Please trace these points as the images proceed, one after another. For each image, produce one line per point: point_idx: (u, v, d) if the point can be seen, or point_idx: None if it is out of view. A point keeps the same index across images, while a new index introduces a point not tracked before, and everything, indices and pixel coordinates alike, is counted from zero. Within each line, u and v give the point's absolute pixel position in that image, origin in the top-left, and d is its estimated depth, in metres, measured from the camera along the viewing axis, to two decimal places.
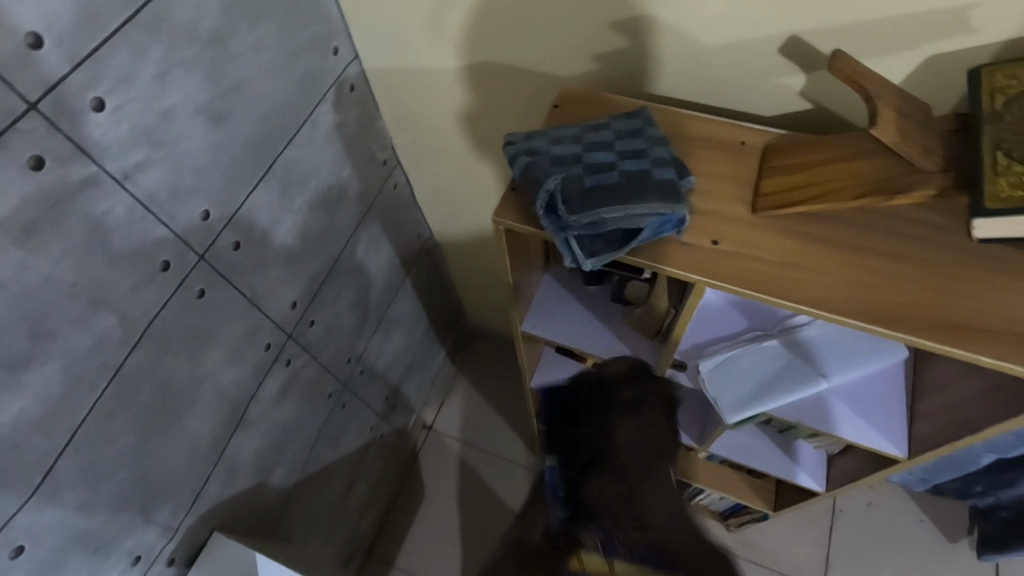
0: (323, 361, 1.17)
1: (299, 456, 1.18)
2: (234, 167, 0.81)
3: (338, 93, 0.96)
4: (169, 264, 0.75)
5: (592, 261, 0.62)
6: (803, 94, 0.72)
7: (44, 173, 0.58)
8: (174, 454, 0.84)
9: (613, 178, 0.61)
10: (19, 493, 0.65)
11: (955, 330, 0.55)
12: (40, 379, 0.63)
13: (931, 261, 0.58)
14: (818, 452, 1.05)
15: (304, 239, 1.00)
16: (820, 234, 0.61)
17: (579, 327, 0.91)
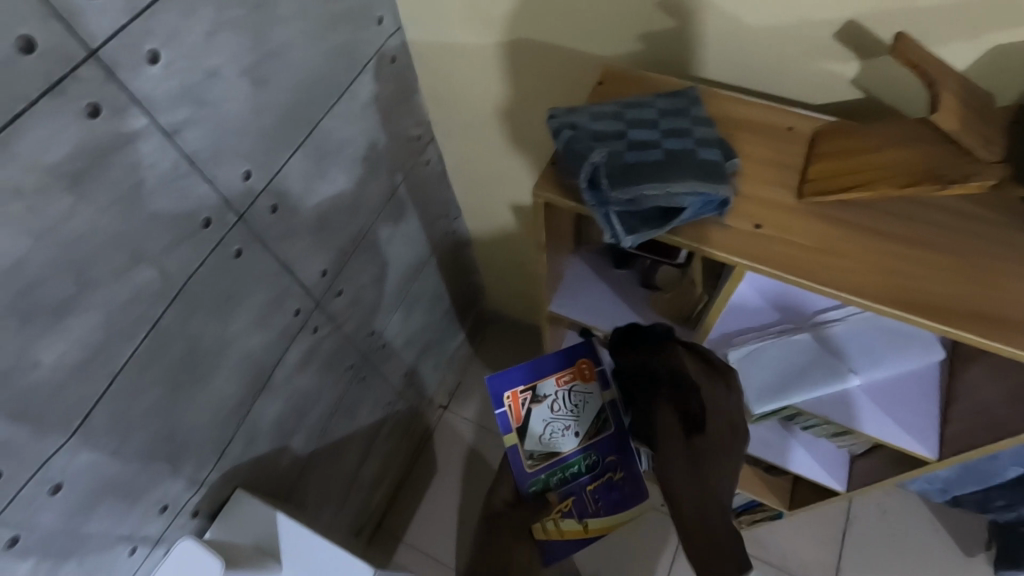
0: (346, 332, 1.18)
1: (318, 424, 1.20)
2: (274, 131, 0.81)
3: (378, 64, 0.97)
4: (209, 222, 0.76)
5: (631, 238, 0.61)
6: (853, 82, 0.70)
7: (97, 121, 0.59)
8: (204, 409, 0.86)
9: (657, 156, 0.61)
10: (59, 434, 0.66)
11: (1007, 325, 0.53)
12: (83, 325, 0.65)
13: (981, 255, 0.56)
14: (838, 451, 1.03)
15: (336, 210, 1.01)
16: (869, 223, 0.59)
17: (605, 310, 0.91)
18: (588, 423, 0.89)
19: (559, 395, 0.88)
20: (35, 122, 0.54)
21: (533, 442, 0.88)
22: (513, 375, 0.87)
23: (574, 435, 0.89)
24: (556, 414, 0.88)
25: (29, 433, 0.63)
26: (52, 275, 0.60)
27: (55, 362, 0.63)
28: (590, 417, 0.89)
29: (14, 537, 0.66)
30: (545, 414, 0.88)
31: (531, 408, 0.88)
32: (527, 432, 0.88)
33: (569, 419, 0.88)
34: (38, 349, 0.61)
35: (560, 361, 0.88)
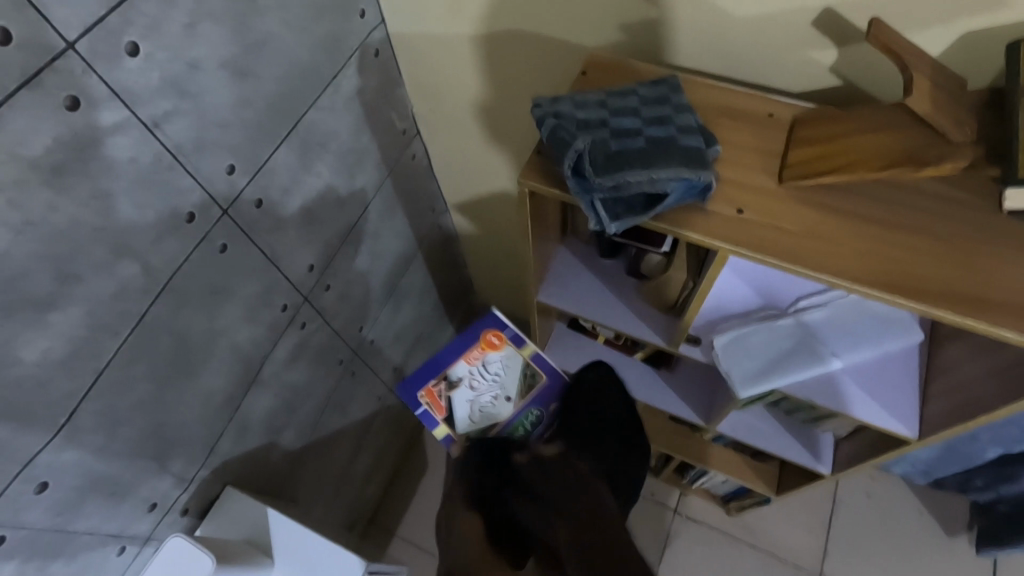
0: (335, 327, 1.18)
1: (309, 420, 1.19)
2: (258, 124, 0.81)
3: (361, 57, 0.97)
4: (192, 216, 0.75)
5: (616, 225, 0.62)
6: (832, 69, 0.71)
7: (76, 114, 0.59)
8: (191, 405, 0.86)
9: (639, 143, 0.61)
10: (44, 431, 0.66)
11: (983, 304, 0.54)
12: (67, 320, 0.64)
13: (960, 235, 0.57)
14: (824, 434, 1.05)
15: (323, 204, 1.01)
16: (851, 206, 0.61)
17: (593, 299, 0.92)
18: (515, 386, 0.96)
19: (472, 374, 0.95)
20: (12, 115, 0.54)
21: (466, 426, 0.95)
22: (416, 378, 0.94)
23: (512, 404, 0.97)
24: (478, 390, 0.95)
25: (13, 430, 0.63)
26: (33, 270, 0.60)
27: (38, 358, 0.63)
28: (515, 379, 0.96)
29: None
30: (468, 395, 0.95)
31: (450, 398, 0.95)
32: (455, 420, 0.94)
33: (494, 390, 0.96)
34: (22, 345, 0.61)
35: (467, 342, 0.96)
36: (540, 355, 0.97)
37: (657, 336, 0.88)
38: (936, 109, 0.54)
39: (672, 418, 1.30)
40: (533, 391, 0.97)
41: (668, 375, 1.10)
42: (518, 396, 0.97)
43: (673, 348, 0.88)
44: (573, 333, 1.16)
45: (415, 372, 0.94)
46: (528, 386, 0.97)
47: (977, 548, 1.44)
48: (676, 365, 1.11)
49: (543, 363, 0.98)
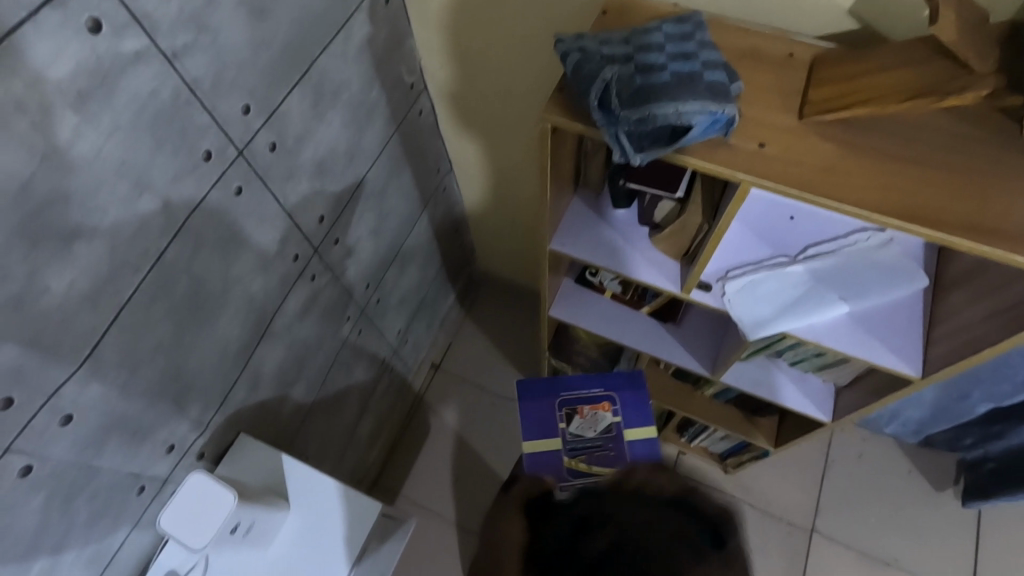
0: (344, 283, 1.19)
1: (318, 375, 1.20)
2: (274, 65, 0.80)
3: (373, 4, 0.95)
4: (209, 156, 0.75)
5: (640, 158, 0.63)
6: (851, 12, 0.71)
7: (99, 39, 0.58)
8: (208, 351, 0.86)
9: (664, 78, 0.62)
10: (69, 363, 0.66)
11: (995, 232, 0.56)
12: (90, 253, 0.64)
13: (975, 167, 0.59)
14: (825, 385, 1.08)
15: (334, 155, 1.01)
16: (870, 141, 0.62)
17: (605, 248, 0.93)
18: (603, 424, 1.08)
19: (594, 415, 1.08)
20: (36, 35, 0.53)
21: (574, 451, 1.06)
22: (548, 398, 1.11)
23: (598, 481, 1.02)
24: (590, 445, 1.07)
25: (40, 360, 0.63)
26: (59, 199, 0.59)
27: (64, 290, 0.63)
28: (604, 421, 1.09)
29: (27, 467, 0.66)
30: (584, 440, 1.07)
31: (575, 430, 1.08)
32: (564, 443, 1.07)
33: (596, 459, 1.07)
34: (48, 275, 0.61)
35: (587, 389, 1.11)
36: None
37: (669, 283, 0.90)
38: (958, 39, 0.55)
39: (675, 377, 1.33)
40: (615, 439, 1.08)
41: (675, 329, 1.13)
42: (604, 431, 1.07)
43: (685, 295, 0.90)
44: (580, 289, 1.17)
45: (541, 396, 1.10)
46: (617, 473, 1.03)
47: (964, 503, 1.50)
48: (681, 320, 1.14)
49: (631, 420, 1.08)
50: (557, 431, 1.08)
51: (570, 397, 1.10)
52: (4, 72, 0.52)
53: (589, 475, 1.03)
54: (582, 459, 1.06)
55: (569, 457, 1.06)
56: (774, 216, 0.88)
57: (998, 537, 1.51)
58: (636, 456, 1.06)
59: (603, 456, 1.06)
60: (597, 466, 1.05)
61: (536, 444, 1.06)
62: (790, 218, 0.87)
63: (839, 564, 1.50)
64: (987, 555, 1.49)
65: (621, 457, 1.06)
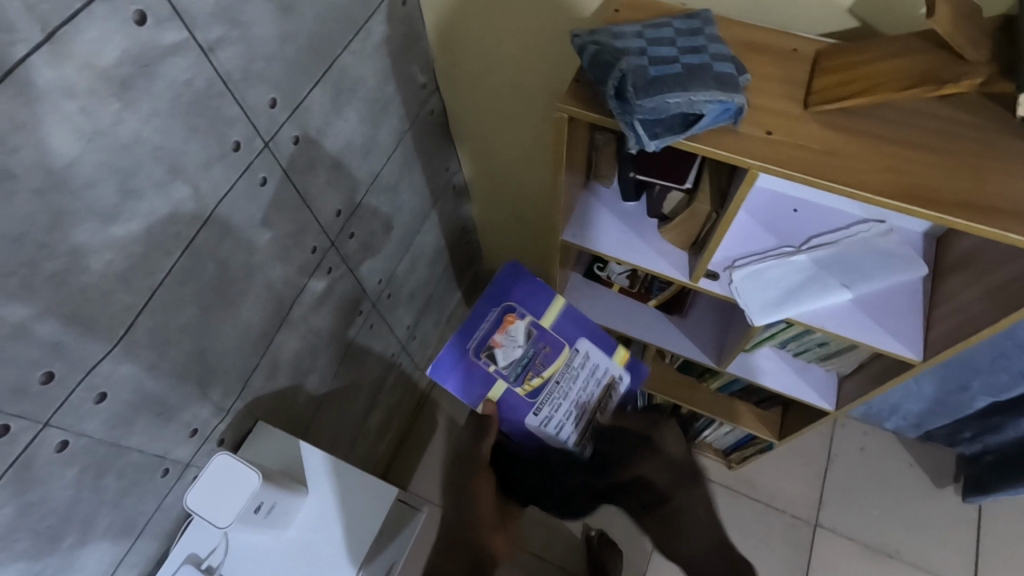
0: (357, 276, 1.22)
1: (331, 366, 1.23)
2: (298, 60, 0.84)
3: (391, 6, 0.99)
4: (238, 146, 0.78)
5: (654, 145, 0.66)
6: (851, 10, 0.75)
7: (143, 30, 0.61)
8: (231, 335, 0.89)
9: (676, 69, 0.65)
10: (105, 341, 0.69)
11: (990, 211, 0.59)
12: (128, 234, 0.67)
13: (972, 151, 0.62)
14: (828, 374, 1.11)
15: (351, 150, 1.04)
16: (872, 127, 0.65)
17: (614, 239, 0.96)
18: (518, 336, 0.97)
19: (506, 346, 0.96)
20: (86, 25, 0.56)
21: (520, 377, 0.96)
22: (453, 370, 0.94)
23: (555, 382, 0.98)
24: (523, 362, 0.97)
25: (79, 337, 0.66)
26: (101, 181, 0.62)
27: (102, 269, 0.66)
28: (520, 339, 0.97)
29: (63, 442, 0.69)
30: (517, 362, 0.96)
31: (505, 362, 0.96)
32: (505, 380, 0.96)
33: (586, 404, 0.99)
34: (87, 253, 0.64)
35: (480, 319, 0.96)
36: (572, 341, 0.99)
37: (677, 272, 0.93)
38: (952, 29, 0.58)
39: (679, 371, 1.36)
40: (539, 337, 0.98)
41: (681, 321, 1.16)
42: (525, 340, 0.97)
43: (692, 284, 0.92)
44: (587, 283, 1.20)
45: (443, 364, 0.93)
46: (564, 362, 0.99)
47: (964, 496, 1.52)
48: (686, 312, 1.17)
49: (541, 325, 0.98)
50: (498, 374, 0.95)
51: (479, 335, 0.95)
52: (57, 58, 0.55)
53: (546, 383, 0.97)
54: (531, 375, 0.97)
55: (521, 385, 0.96)
56: (776, 208, 0.92)
57: (999, 530, 1.53)
58: (569, 334, 0.99)
59: (548, 348, 0.98)
60: (547, 368, 0.98)
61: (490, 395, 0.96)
62: (793, 211, 0.91)
63: (843, 557, 1.52)
64: (990, 548, 1.51)
65: (558, 344, 0.98)
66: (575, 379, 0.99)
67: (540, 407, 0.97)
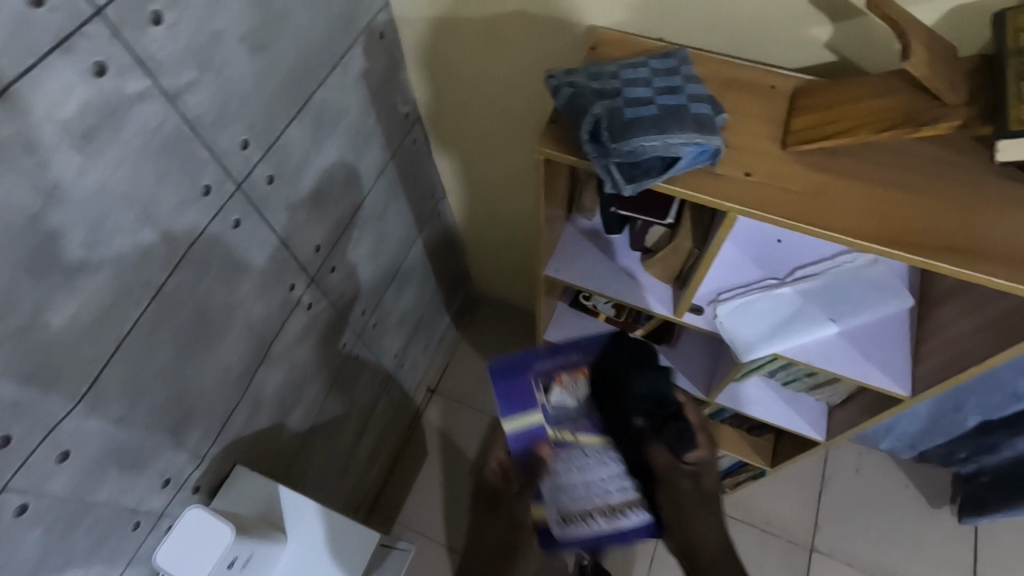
0: (340, 309, 1.19)
1: (314, 402, 1.20)
2: (273, 99, 0.82)
3: (369, 39, 0.98)
4: (210, 189, 0.76)
5: (631, 188, 0.65)
6: (829, 46, 0.75)
7: (105, 80, 0.59)
8: (207, 379, 0.86)
9: (653, 110, 0.64)
10: (68, 398, 0.66)
11: (976, 254, 0.58)
12: (92, 287, 0.65)
13: (957, 192, 0.61)
14: (818, 404, 1.10)
15: (333, 183, 1.03)
16: (855, 168, 0.64)
17: (598, 274, 0.95)
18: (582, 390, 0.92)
19: (563, 391, 0.91)
20: (43, 77, 0.54)
21: (561, 422, 0.91)
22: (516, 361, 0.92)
23: (583, 452, 0.91)
24: (571, 416, 0.92)
25: (37, 396, 0.63)
26: (61, 235, 0.60)
27: (64, 324, 0.63)
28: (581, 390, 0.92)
29: (24, 505, 0.66)
30: (566, 411, 0.91)
31: (557, 402, 0.91)
32: (546, 418, 0.91)
33: (599, 500, 0.90)
34: (47, 310, 0.61)
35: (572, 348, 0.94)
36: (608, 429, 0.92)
37: (662, 306, 0.91)
38: (929, 72, 0.57)
39: None
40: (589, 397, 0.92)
41: (669, 351, 1.14)
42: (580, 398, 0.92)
43: (678, 318, 0.91)
44: (575, 313, 1.19)
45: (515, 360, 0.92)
46: (604, 443, 0.91)
47: (960, 518, 1.50)
48: (675, 341, 1.15)
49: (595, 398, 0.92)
50: (537, 406, 0.91)
51: (546, 365, 0.92)
52: (12, 114, 0.53)
53: (575, 447, 0.91)
54: (569, 432, 0.91)
55: (553, 430, 0.91)
56: (762, 240, 0.90)
57: (997, 550, 1.51)
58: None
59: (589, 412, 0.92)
60: (583, 435, 0.91)
61: (517, 420, 0.90)
62: (778, 243, 0.90)
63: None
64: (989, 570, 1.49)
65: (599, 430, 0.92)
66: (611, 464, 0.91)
67: (559, 461, 0.91)
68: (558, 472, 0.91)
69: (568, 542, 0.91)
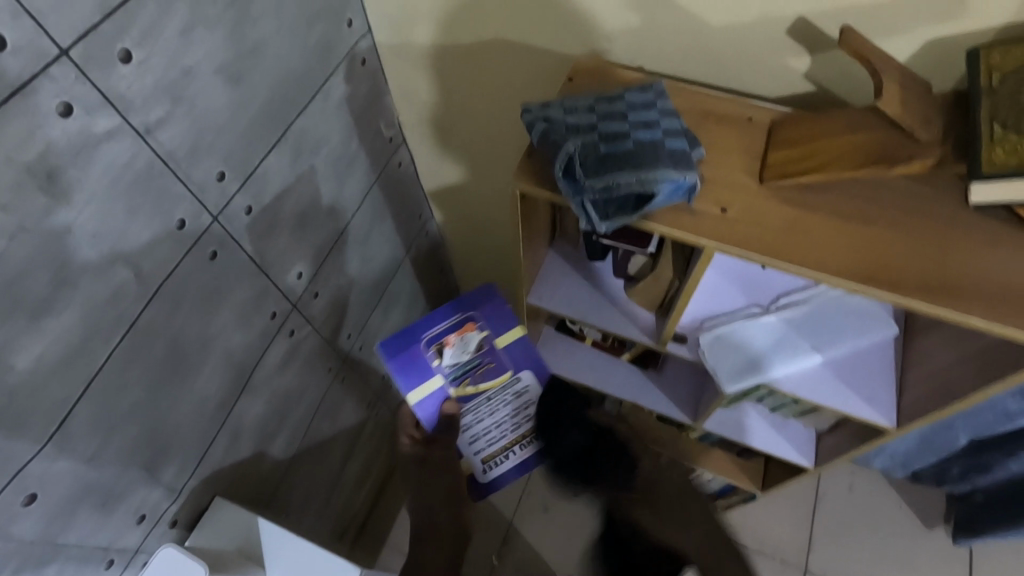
0: (324, 334, 1.18)
1: (298, 428, 1.18)
2: (251, 130, 0.82)
3: (351, 66, 0.98)
4: (184, 223, 0.76)
5: (607, 225, 0.64)
6: (807, 76, 0.76)
7: (71, 120, 0.59)
8: (184, 412, 0.85)
9: (628, 146, 0.63)
10: (34, 441, 0.65)
11: (953, 293, 0.57)
12: (59, 327, 0.64)
13: (935, 229, 0.60)
14: (806, 429, 1.09)
15: (316, 209, 1.02)
16: (832, 205, 0.64)
17: (581, 301, 0.94)
18: (474, 342, 0.97)
19: (456, 350, 0.97)
20: (4, 120, 0.54)
21: (460, 378, 0.97)
22: (401, 340, 0.95)
23: (487, 397, 0.99)
24: (468, 367, 0.98)
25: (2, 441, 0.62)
26: (24, 277, 0.59)
27: (30, 366, 0.62)
28: (472, 341, 0.97)
29: None
30: (461, 365, 0.97)
31: (451, 361, 0.96)
32: (445, 377, 0.97)
33: (509, 433, 1.01)
34: (11, 353, 0.60)
35: (455, 309, 0.97)
36: (518, 370, 0.99)
37: (645, 335, 0.91)
38: (902, 112, 0.57)
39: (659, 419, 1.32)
40: (487, 350, 0.98)
41: (656, 376, 1.13)
42: (473, 350, 0.97)
43: (661, 347, 0.90)
44: (561, 337, 1.18)
45: (401, 336, 0.95)
46: (503, 384, 1.00)
47: (953, 539, 1.48)
48: (662, 366, 1.14)
49: (495, 351, 0.98)
50: (436, 371, 0.96)
51: (432, 331, 0.95)
52: None
53: (478, 395, 0.99)
54: (468, 383, 0.98)
55: (454, 387, 0.97)
56: (747, 268, 0.89)
57: (991, 571, 1.50)
58: (518, 363, 0.98)
59: (492, 361, 0.98)
60: (483, 383, 0.98)
61: (421, 387, 0.96)
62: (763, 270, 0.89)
63: None
64: None
65: (503, 365, 0.99)
66: (506, 405, 1.01)
67: (468, 413, 0.99)
68: (467, 423, 1.00)
69: (491, 484, 1.01)
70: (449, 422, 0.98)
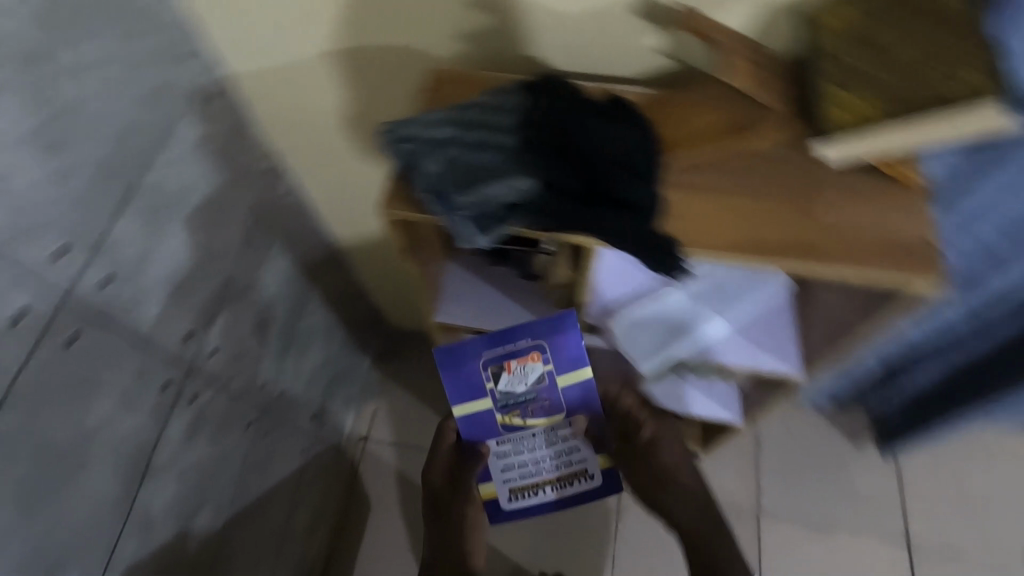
0: (231, 393, 1.08)
1: (224, 498, 1.10)
2: (91, 192, 0.73)
3: (201, 103, 0.89)
4: (25, 311, 0.67)
5: (485, 239, 0.65)
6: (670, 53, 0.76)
7: None
8: (77, 516, 0.77)
9: (489, 157, 0.66)
10: None
11: (821, 253, 0.65)
12: None
13: (803, 193, 0.68)
14: (731, 388, 1.14)
15: (191, 264, 0.93)
16: (712, 180, 0.69)
17: (492, 306, 0.93)
18: (534, 376, 0.91)
19: (513, 380, 0.91)
20: None
21: (507, 408, 0.94)
22: (449, 356, 0.88)
23: (530, 433, 1.00)
24: (519, 399, 0.94)
25: None
26: None
27: None
28: (531, 374, 0.91)
29: None
30: (515, 397, 0.93)
31: (503, 388, 0.91)
32: (495, 403, 0.93)
33: (546, 474, 1.07)
34: None
35: (516, 335, 0.86)
36: (570, 411, 0.96)
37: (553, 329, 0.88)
38: (750, 84, 0.66)
39: None
40: (546, 385, 0.92)
41: None
42: (534, 382, 0.92)
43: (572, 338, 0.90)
44: None
45: (455, 350, 0.88)
46: (551, 423, 0.99)
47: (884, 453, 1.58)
48: None
49: (552, 390, 0.93)
50: (485, 393, 0.92)
51: (489, 352, 0.87)
52: None
53: (525, 429, 0.98)
54: (515, 413, 0.96)
55: (501, 413, 0.95)
56: None
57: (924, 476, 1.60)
58: (571, 403, 0.95)
59: (547, 398, 0.94)
60: (531, 416, 0.96)
61: (465, 406, 0.93)
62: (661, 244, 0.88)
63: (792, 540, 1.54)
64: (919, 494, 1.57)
65: (557, 403, 0.95)
66: (551, 443, 1.03)
67: (505, 442, 1.01)
68: (508, 451, 1.02)
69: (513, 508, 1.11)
70: (484, 446, 1.00)
